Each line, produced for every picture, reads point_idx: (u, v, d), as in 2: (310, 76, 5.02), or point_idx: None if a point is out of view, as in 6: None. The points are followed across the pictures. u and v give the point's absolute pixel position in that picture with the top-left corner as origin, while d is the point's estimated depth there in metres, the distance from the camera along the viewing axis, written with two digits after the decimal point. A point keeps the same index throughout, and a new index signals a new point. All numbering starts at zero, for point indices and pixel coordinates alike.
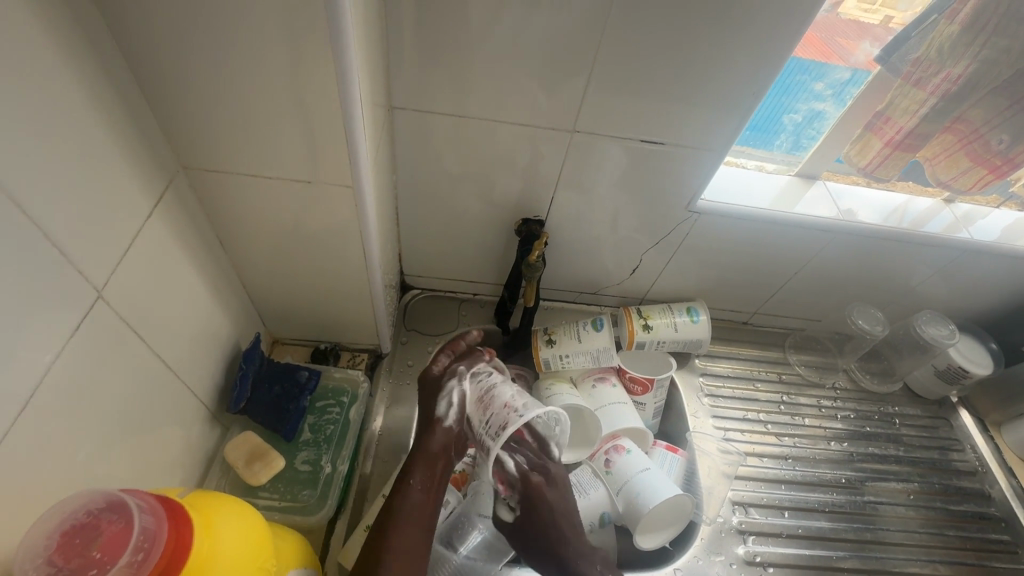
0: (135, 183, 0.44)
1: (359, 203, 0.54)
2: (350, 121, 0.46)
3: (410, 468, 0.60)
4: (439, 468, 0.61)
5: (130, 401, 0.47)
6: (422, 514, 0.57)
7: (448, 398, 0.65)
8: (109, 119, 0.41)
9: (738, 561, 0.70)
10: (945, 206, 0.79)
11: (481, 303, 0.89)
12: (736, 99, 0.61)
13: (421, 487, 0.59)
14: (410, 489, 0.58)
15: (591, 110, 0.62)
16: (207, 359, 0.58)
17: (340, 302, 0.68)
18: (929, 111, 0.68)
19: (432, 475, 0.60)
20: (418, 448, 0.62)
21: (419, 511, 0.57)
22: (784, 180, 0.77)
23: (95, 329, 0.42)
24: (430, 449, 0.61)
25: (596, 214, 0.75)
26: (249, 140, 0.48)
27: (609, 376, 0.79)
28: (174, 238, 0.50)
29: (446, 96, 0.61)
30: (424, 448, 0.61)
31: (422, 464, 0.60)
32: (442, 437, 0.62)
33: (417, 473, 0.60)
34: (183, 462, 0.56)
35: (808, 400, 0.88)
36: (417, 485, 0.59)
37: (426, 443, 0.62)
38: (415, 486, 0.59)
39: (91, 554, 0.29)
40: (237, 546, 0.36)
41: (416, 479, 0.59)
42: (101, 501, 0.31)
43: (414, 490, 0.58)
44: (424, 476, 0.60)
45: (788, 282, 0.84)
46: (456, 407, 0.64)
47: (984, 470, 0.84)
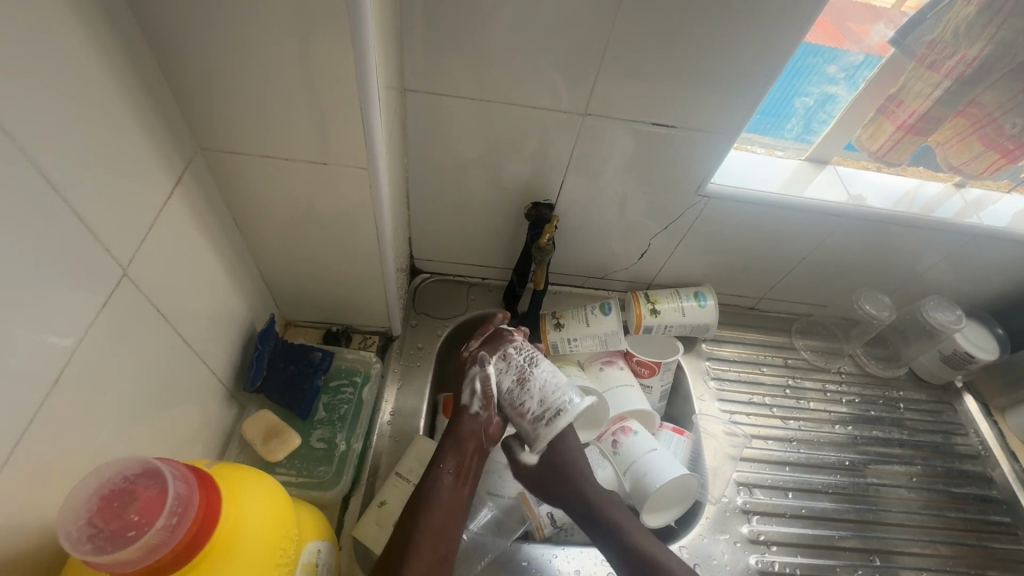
0: (155, 163, 0.45)
1: (372, 185, 0.55)
2: (366, 102, 0.47)
3: (442, 455, 0.60)
4: (469, 453, 0.61)
5: (152, 378, 0.48)
6: (450, 498, 0.58)
7: (474, 384, 0.63)
8: (130, 99, 0.41)
9: (743, 540, 0.71)
10: (956, 191, 0.78)
11: (490, 287, 0.89)
12: (749, 81, 0.60)
13: (451, 471, 0.60)
14: (440, 475, 0.59)
15: (603, 93, 0.62)
16: (224, 338, 0.60)
17: (353, 284, 0.69)
18: (942, 95, 0.68)
19: (463, 459, 0.60)
20: (449, 433, 0.62)
21: (449, 496, 0.58)
22: (794, 165, 0.77)
23: (120, 305, 0.43)
24: (461, 435, 0.61)
25: (606, 198, 0.75)
26: (265, 121, 0.49)
27: (616, 359, 0.80)
28: (192, 218, 0.51)
29: (457, 79, 0.61)
30: (453, 433, 0.62)
31: (452, 449, 0.61)
32: (470, 424, 0.62)
33: (446, 458, 0.60)
34: (203, 438, 0.58)
35: (813, 384, 0.89)
36: (446, 470, 0.60)
37: (456, 428, 0.62)
38: (445, 473, 0.59)
39: (128, 516, 0.31)
40: (262, 516, 0.37)
41: (446, 465, 0.60)
42: (137, 467, 0.32)
43: (444, 476, 0.59)
44: (454, 461, 0.60)
45: (796, 267, 0.85)
46: (483, 396, 0.62)
47: (987, 454, 0.85)
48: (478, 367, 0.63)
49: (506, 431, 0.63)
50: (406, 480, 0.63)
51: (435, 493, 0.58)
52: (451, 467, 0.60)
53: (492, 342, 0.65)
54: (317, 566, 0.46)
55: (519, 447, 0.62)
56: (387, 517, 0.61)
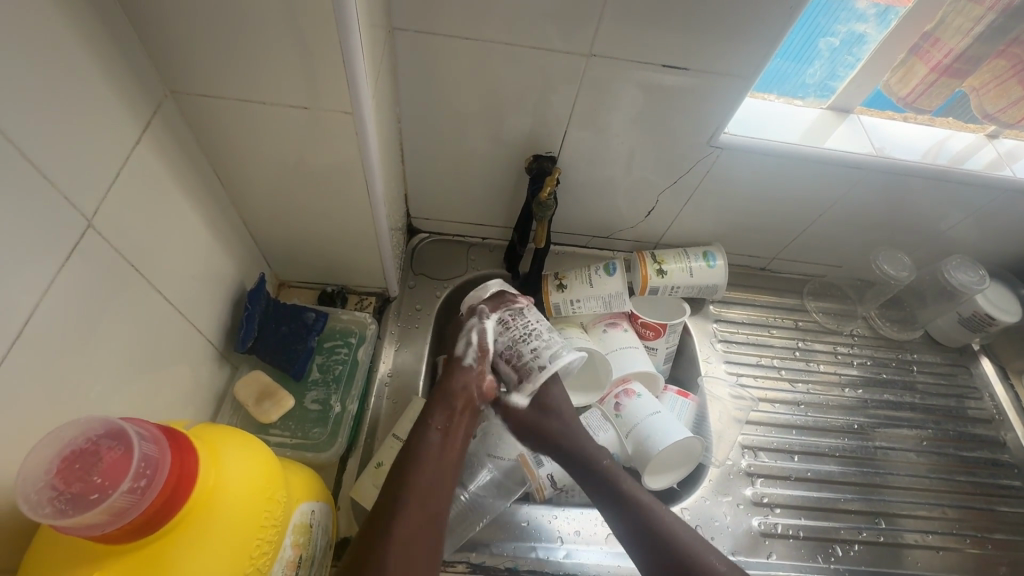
0: (119, 106, 0.41)
1: (360, 133, 0.51)
2: (346, 36, 0.42)
3: (430, 411, 0.60)
4: (459, 407, 0.61)
5: (134, 338, 0.46)
6: (440, 456, 0.58)
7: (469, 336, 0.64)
8: (85, 33, 0.37)
9: (746, 502, 0.71)
10: (987, 142, 0.72)
11: (489, 247, 0.86)
12: (773, 17, 0.55)
13: (440, 428, 0.59)
14: (428, 432, 0.59)
15: (611, 32, 0.57)
16: (211, 298, 0.57)
17: (345, 243, 0.66)
18: (983, 31, 0.64)
19: (453, 413, 0.60)
20: (439, 389, 0.62)
21: (439, 454, 0.58)
22: (814, 115, 0.71)
23: (89, 260, 0.40)
24: (451, 388, 0.61)
25: (612, 151, 0.70)
26: (238, 60, 0.45)
27: (620, 322, 0.77)
28: (166, 169, 0.47)
29: (450, 16, 0.56)
30: (444, 389, 0.61)
31: (440, 405, 0.60)
32: (462, 377, 0.62)
33: (433, 415, 0.60)
34: (194, 399, 0.56)
35: (823, 346, 0.87)
36: (435, 428, 0.59)
37: (447, 383, 0.62)
38: (434, 431, 0.59)
39: (92, 479, 0.29)
40: (244, 477, 0.36)
41: (435, 422, 0.59)
42: (101, 428, 0.31)
43: (433, 434, 0.59)
44: (441, 416, 0.60)
45: (811, 225, 0.81)
46: (477, 347, 0.63)
47: (1000, 418, 0.84)
48: (475, 320, 0.64)
49: (514, 404, 0.63)
50: (403, 442, 0.63)
51: (422, 452, 0.57)
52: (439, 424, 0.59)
53: (493, 299, 0.65)
54: (311, 525, 0.45)
55: (525, 415, 0.62)
56: (384, 477, 0.60)
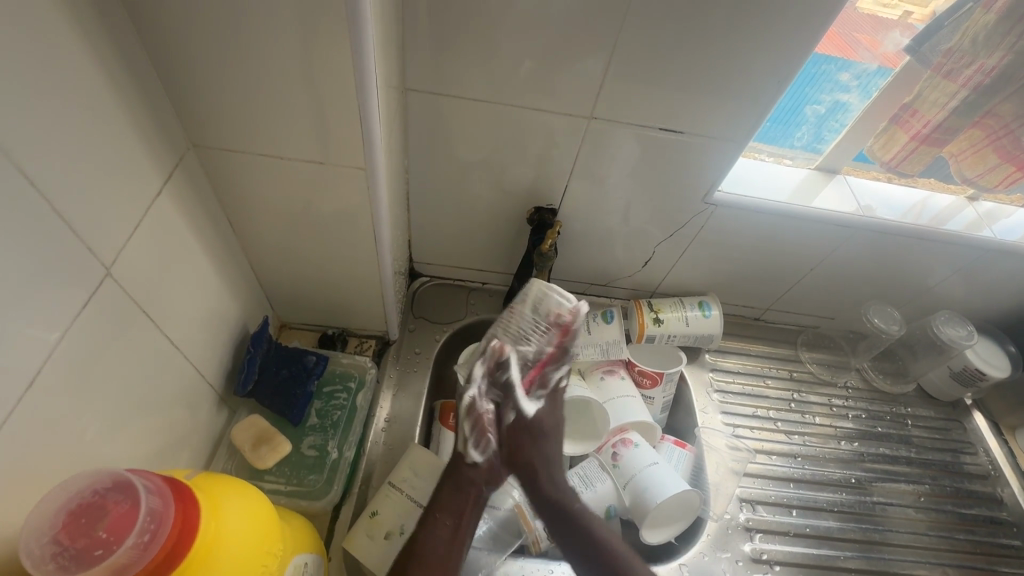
0: (146, 159, 0.43)
1: (370, 186, 0.53)
2: (364, 100, 0.45)
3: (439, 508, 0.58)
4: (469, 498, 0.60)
5: (138, 381, 0.46)
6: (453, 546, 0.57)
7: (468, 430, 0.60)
8: (120, 95, 0.40)
9: (745, 559, 0.69)
10: (968, 204, 0.77)
11: (490, 292, 0.88)
12: (759, 88, 0.58)
13: (451, 521, 0.58)
14: (438, 524, 0.57)
15: (610, 97, 0.60)
16: (215, 341, 0.58)
17: (348, 287, 0.68)
18: (958, 105, 0.66)
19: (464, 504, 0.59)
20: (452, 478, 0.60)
21: (447, 552, 0.57)
22: (803, 174, 0.75)
23: (103, 306, 0.41)
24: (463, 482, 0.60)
25: (610, 204, 0.73)
26: (258, 118, 0.47)
27: (618, 369, 0.78)
28: (183, 216, 0.49)
29: (460, 79, 0.60)
30: (455, 484, 0.60)
31: (449, 494, 0.59)
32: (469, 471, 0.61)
33: (440, 504, 0.59)
34: (190, 443, 0.56)
35: (819, 398, 0.87)
36: (444, 522, 0.58)
37: (458, 478, 0.60)
38: (443, 528, 0.57)
39: (96, 534, 0.29)
40: (241, 528, 0.35)
41: (444, 514, 0.58)
42: (108, 481, 0.31)
43: (443, 532, 0.57)
44: (450, 505, 0.59)
45: (803, 278, 0.83)
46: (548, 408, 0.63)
47: (996, 474, 0.83)
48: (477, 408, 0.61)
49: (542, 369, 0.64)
50: (399, 490, 0.61)
51: (428, 545, 0.56)
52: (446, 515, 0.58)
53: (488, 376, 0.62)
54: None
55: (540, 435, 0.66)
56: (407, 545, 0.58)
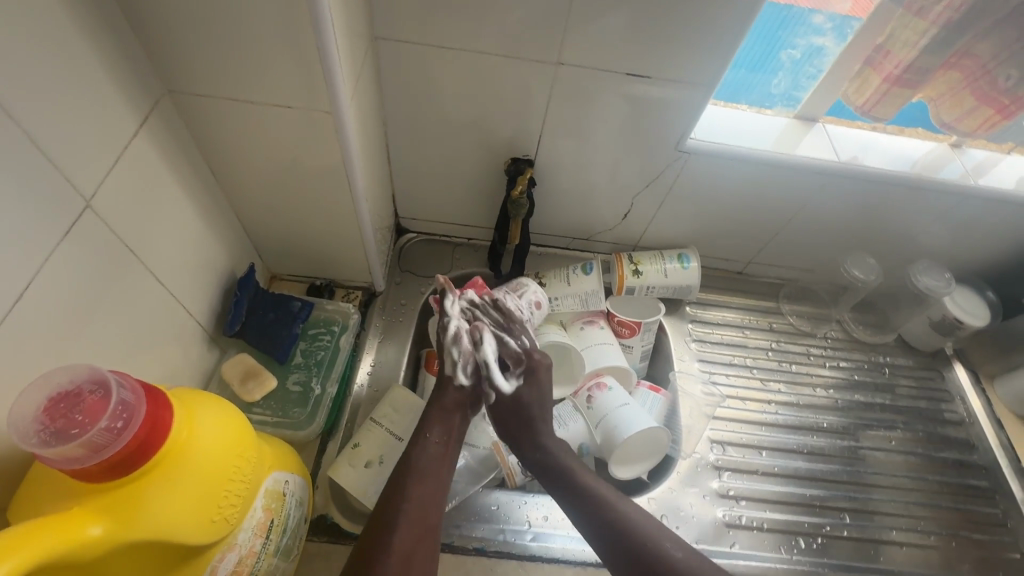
0: (120, 100, 0.45)
1: (339, 131, 0.55)
2: (325, 42, 0.46)
3: (426, 425, 0.61)
4: (455, 413, 0.63)
5: (127, 314, 0.50)
6: (443, 462, 0.60)
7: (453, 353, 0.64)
8: (90, 35, 0.41)
9: (712, 494, 0.72)
10: (953, 152, 0.76)
11: (474, 247, 0.90)
12: (730, 28, 0.58)
13: (439, 440, 0.61)
14: (428, 443, 0.60)
15: (578, 41, 0.60)
16: (203, 284, 0.61)
17: (330, 237, 0.70)
18: (929, 43, 0.65)
19: (447, 420, 0.62)
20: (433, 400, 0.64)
21: (437, 467, 0.59)
22: (783, 124, 0.75)
23: (87, 239, 0.44)
24: (443, 403, 0.63)
25: (585, 154, 0.74)
26: (225, 62, 0.49)
27: (597, 319, 0.81)
28: (161, 159, 0.51)
29: (429, 27, 0.60)
30: (438, 404, 0.63)
31: (436, 413, 0.63)
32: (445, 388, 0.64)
33: (431, 422, 0.62)
34: (182, 378, 0.60)
35: (798, 348, 0.89)
36: (433, 439, 0.61)
37: (441, 399, 0.63)
38: (431, 440, 0.60)
39: (74, 416, 0.32)
40: (217, 430, 0.39)
41: (433, 433, 0.61)
42: (86, 376, 0.34)
43: (431, 444, 0.60)
44: (439, 424, 0.62)
45: (782, 230, 0.84)
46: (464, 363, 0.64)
47: (971, 422, 0.85)
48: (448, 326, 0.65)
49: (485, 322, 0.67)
50: (380, 425, 0.64)
51: (421, 461, 0.58)
52: (436, 433, 0.61)
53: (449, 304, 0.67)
54: (283, 494, 0.49)
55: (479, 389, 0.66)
56: (384, 474, 0.62)
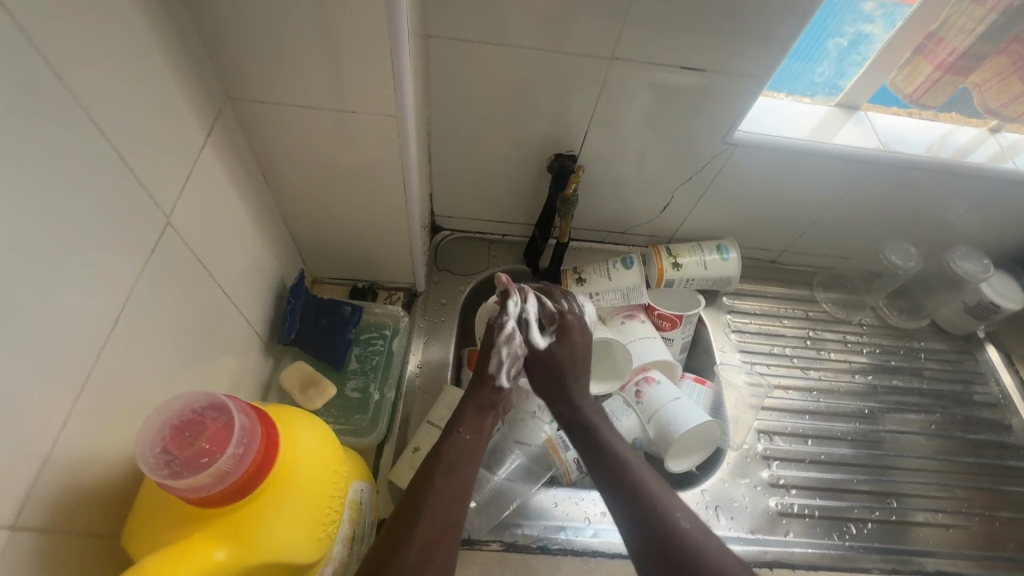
0: (191, 112, 0.44)
1: (401, 134, 0.54)
2: (398, 46, 0.45)
3: (458, 418, 0.61)
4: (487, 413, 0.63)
5: (199, 328, 0.49)
6: (471, 459, 0.58)
7: (501, 353, 0.65)
8: (166, 46, 0.40)
9: (762, 484, 0.73)
10: (989, 136, 0.76)
11: (511, 244, 0.89)
12: (790, 20, 0.57)
13: (469, 437, 0.60)
14: (458, 436, 0.60)
15: (635, 35, 0.59)
16: (259, 293, 0.61)
17: (377, 240, 0.69)
18: (985, 30, 0.68)
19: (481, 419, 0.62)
20: (470, 394, 0.64)
21: (469, 460, 0.58)
22: (824, 111, 0.75)
23: (166, 256, 0.43)
24: (479, 397, 0.63)
25: (631, 149, 0.73)
26: (290, 68, 0.48)
27: (638, 313, 0.80)
28: (224, 169, 0.50)
29: (483, 24, 0.59)
30: (474, 398, 0.63)
31: (472, 411, 0.62)
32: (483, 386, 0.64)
33: (463, 419, 0.61)
34: (243, 388, 0.59)
35: (834, 335, 0.90)
36: (464, 435, 0.60)
37: (476, 394, 0.64)
38: (462, 435, 0.60)
39: (199, 445, 0.32)
40: (315, 449, 0.39)
41: (464, 428, 0.60)
42: (203, 401, 0.34)
43: (462, 439, 0.59)
44: (472, 422, 0.61)
45: (820, 219, 0.84)
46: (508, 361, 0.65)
47: (1006, 403, 0.86)
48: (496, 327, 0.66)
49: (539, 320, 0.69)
50: (439, 428, 0.64)
51: (449, 455, 0.57)
52: (467, 429, 0.60)
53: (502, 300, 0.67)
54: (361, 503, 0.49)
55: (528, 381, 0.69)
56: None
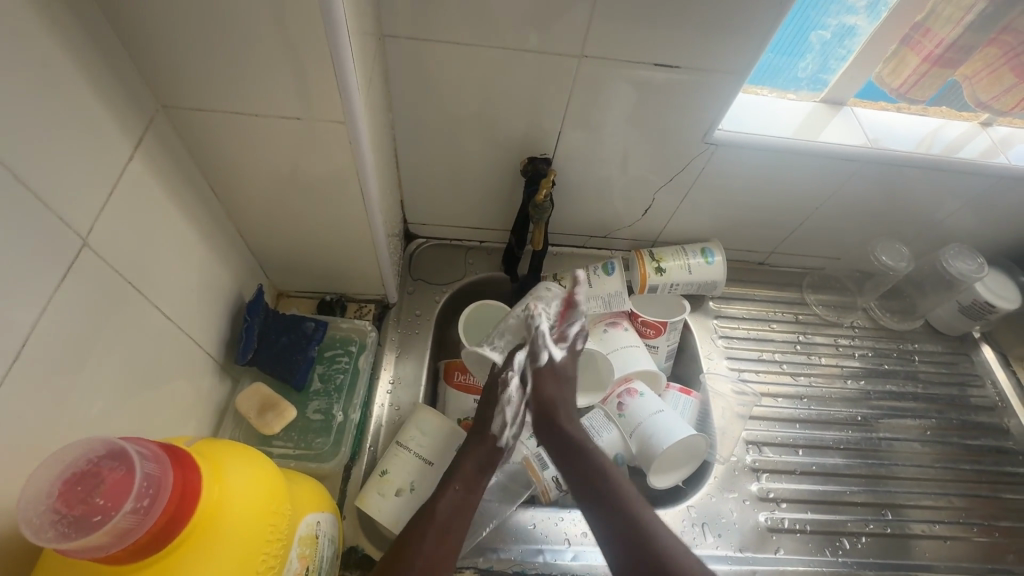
0: (112, 123, 0.41)
1: (352, 141, 0.50)
2: (338, 47, 0.42)
3: (451, 474, 0.58)
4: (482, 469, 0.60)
5: (134, 354, 0.46)
6: (461, 516, 0.57)
7: (505, 412, 0.63)
8: (76, 53, 0.37)
9: (752, 498, 0.70)
10: (982, 130, 0.73)
11: (488, 250, 0.86)
12: (763, 15, 0.54)
13: (461, 489, 0.58)
14: (448, 491, 0.57)
15: (601, 32, 0.56)
16: (211, 312, 0.57)
17: (342, 251, 0.66)
18: (973, 20, 0.65)
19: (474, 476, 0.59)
20: (466, 448, 0.61)
21: (455, 516, 0.56)
22: (810, 107, 0.72)
23: (85, 280, 0.40)
24: (477, 452, 0.60)
25: (606, 150, 0.70)
26: (224, 74, 0.44)
27: (620, 321, 0.77)
28: (159, 183, 0.47)
29: (441, 23, 0.56)
30: (472, 452, 0.60)
31: (464, 462, 0.59)
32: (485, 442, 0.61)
33: (456, 472, 0.59)
34: (195, 413, 0.56)
35: (825, 339, 0.87)
36: (454, 489, 0.57)
37: (474, 448, 0.61)
38: (453, 491, 0.57)
39: (94, 501, 0.30)
40: (247, 489, 0.36)
41: (455, 483, 0.58)
42: (101, 449, 0.31)
43: (452, 495, 0.57)
44: (465, 473, 0.59)
45: (808, 219, 0.81)
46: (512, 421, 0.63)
47: (1003, 405, 0.84)
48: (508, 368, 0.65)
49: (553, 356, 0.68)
50: (408, 449, 0.61)
51: (439, 511, 0.55)
52: (460, 484, 0.58)
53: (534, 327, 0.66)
54: (318, 536, 0.46)
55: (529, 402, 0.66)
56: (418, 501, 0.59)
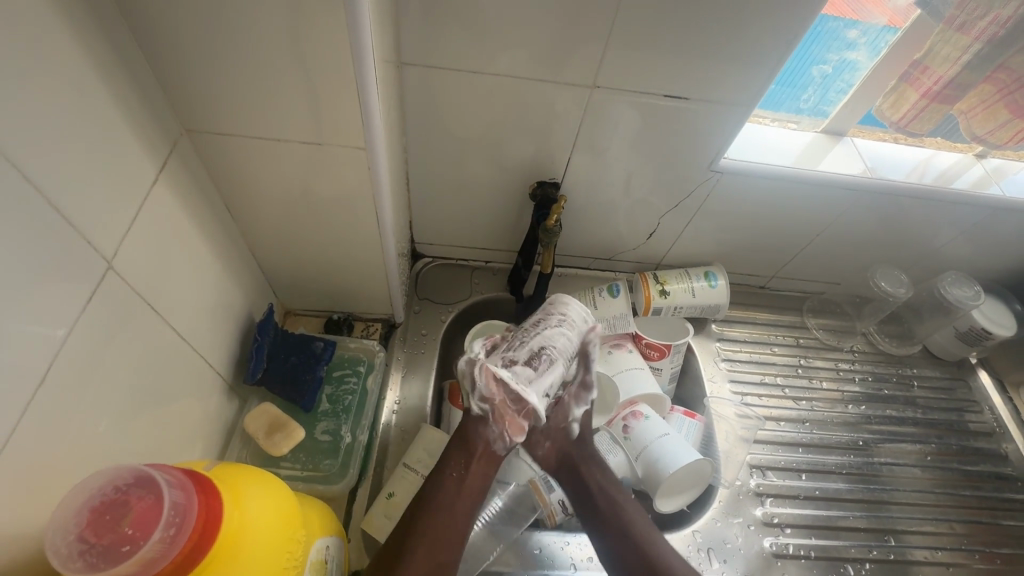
0: (139, 147, 0.42)
1: (370, 166, 0.51)
2: (362, 77, 0.43)
3: (446, 459, 0.59)
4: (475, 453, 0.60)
5: (149, 374, 0.46)
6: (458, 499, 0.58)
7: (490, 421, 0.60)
8: (109, 80, 0.38)
9: (756, 523, 0.70)
10: (977, 162, 0.76)
11: (494, 270, 0.87)
12: (768, 52, 0.57)
13: (457, 474, 0.59)
14: (445, 474, 0.58)
15: (613, 64, 0.58)
16: (222, 331, 0.58)
17: (352, 271, 0.67)
18: (971, 59, 0.67)
19: (470, 456, 0.60)
20: (459, 433, 0.61)
21: (453, 500, 0.57)
22: (810, 137, 0.74)
23: (106, 301, 0.40)
24: (471, 437, 0.60)
25: (614, 176, 0.72)
26: (249, 100, 0.45)
27: (625, 343, 0.78)
28: (180, 204, 0.47)
29: (457, 53, 0.57)
30: (465, 440, 0.60)
31: (458, 450, 0.60)
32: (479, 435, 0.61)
33: (450, 459, 0.59)
34: (203, 433, 0.56)
35: (825, 363, 0.88)
36: (452, 474, 0.59)
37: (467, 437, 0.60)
38: (452, 473, 0.59)
39: (122, 529, 0.30)
40: (263, 517, 0.36)
41: (451, 467, 0.59)
42: (128, 476, 0.31)
43: (450, 478, 0.58)
44: (459, 458, 0.59)
45: (809, 245, 0.82)
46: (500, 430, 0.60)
47: (1001, 431, 0.85)
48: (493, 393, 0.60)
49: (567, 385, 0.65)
50: (415, 471, 0.62)
51: (439, 495, 0.57)
52: (455, 466, 0.59)
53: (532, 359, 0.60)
54: (327, 561, 0.45)
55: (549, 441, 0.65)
56: None
